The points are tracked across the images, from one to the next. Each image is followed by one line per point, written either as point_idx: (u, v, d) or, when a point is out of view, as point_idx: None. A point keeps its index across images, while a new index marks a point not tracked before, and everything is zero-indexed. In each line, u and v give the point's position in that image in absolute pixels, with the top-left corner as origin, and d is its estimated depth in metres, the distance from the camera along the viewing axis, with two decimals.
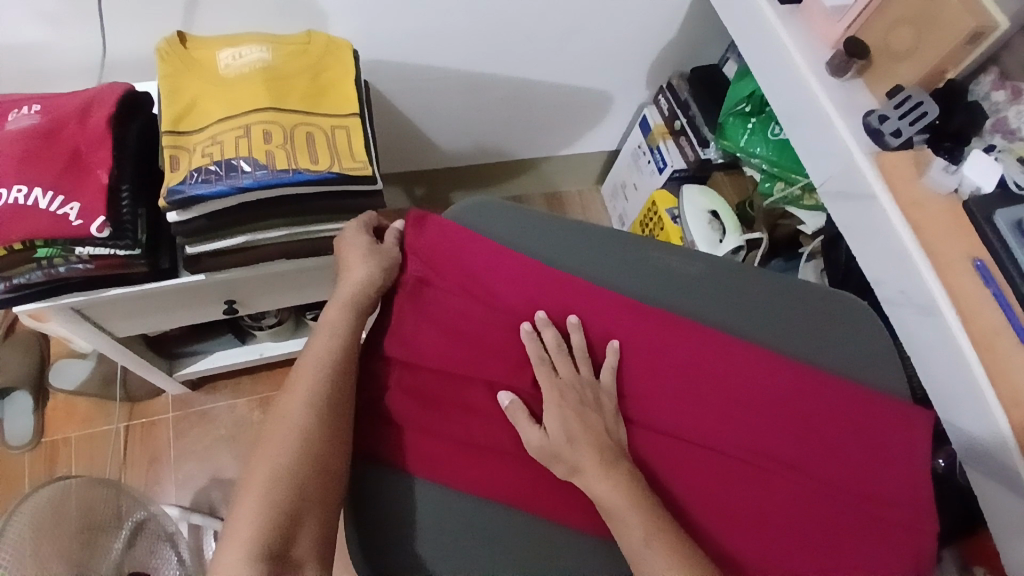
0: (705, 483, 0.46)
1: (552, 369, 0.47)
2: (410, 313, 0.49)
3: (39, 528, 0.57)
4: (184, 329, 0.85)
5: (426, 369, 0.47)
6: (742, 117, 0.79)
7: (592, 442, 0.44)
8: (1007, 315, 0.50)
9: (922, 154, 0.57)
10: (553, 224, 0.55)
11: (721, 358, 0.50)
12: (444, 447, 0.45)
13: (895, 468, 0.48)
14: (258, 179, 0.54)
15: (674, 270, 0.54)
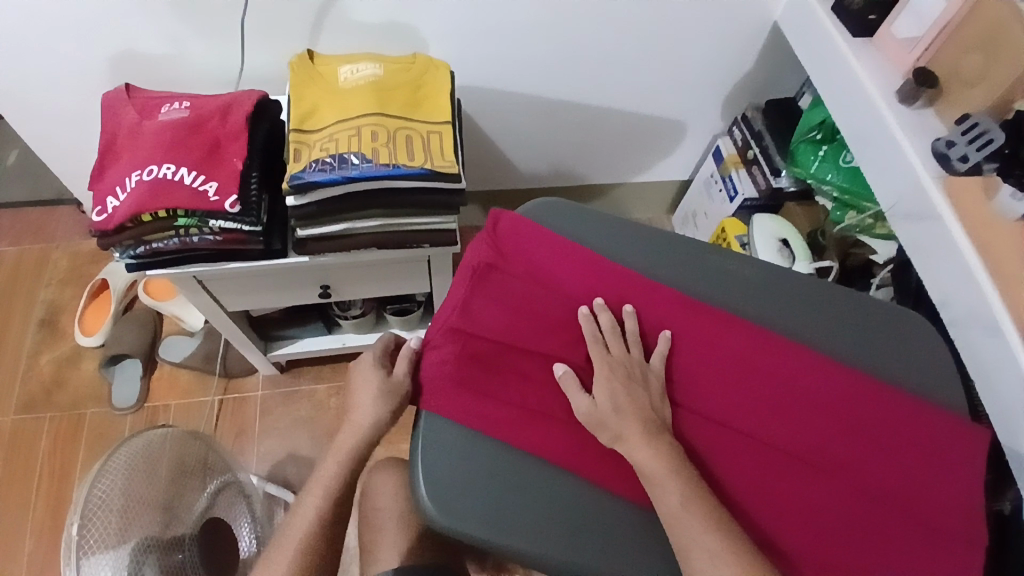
0: (749, 470, 0.49)
1: (604, 349, 0.51)
2: (480, 294, 0.54)
3: (129, 482, 0.56)
4: (285, 313, 0.94)
5: (488, 339, 0.53)
6: (814, 144, 0.82)
7: (637, 414, 0.48)
8: None
9: (991, 180, 0.57)
10: (619, 225, 0.60)
11: (777, 356, 0.52)
12: (502, 411, 0.50)
13: (944, 482, 0.49)
14: (363, 172, 0.62)
15: (732, 274, 0.57)
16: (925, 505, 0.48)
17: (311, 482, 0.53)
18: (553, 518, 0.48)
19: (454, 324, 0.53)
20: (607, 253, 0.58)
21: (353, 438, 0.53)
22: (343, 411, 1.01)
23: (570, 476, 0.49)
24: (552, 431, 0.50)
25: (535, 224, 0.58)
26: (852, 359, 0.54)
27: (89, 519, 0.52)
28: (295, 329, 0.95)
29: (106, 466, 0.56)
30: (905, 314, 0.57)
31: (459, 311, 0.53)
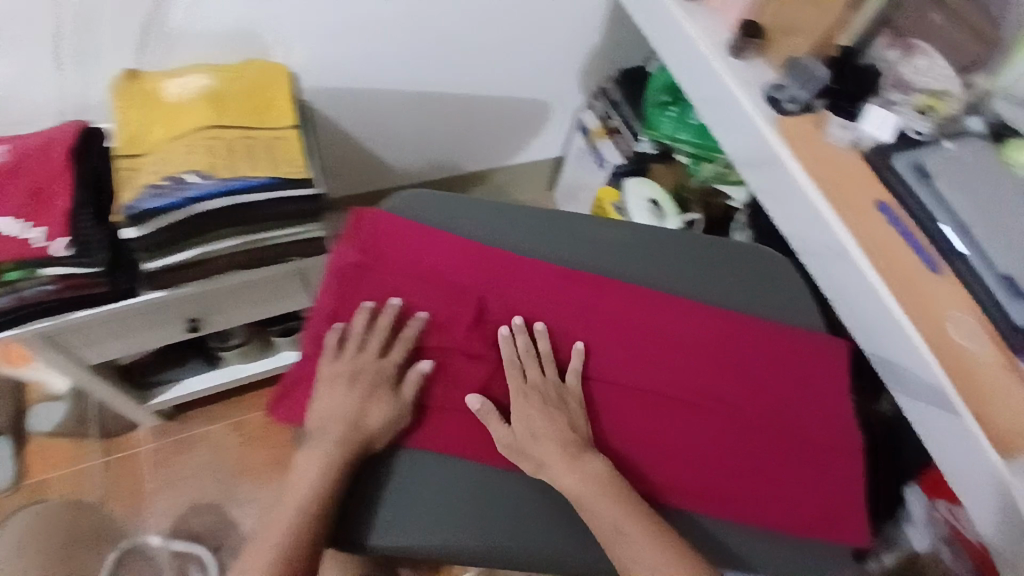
0: (637, 422, 0.51)
1: (521, 375, 0.51)
2: (349, 299, 0.54)
3: None
4: (155, 355, 0.86)
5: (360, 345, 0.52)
6: (662, 105, 0.86)
7: (556, 438, 0.48)
8: (918, 254, 0.54)
9: (823, 115, 0.62)
10: (484, 206, 0.59)
11: (651, 312, 0.54)
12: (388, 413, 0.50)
13: (813, 398, 0.53)
14: (204, 192, 0.59)
15: (599, 239, 0.59)
16: (806, 428, 0.52)
17: (287, 491, 0.46)
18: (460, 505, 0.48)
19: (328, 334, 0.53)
20: (476, 235, 0.58)
21: (341, 426, 0.48)
22: (248, 446, 0.95)
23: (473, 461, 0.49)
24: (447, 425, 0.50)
25: (400, 218, 0.56)
26: (719, 299, 0.57)
27: None
28: (169, 373, 0.87)
29: None
30: (763, 252, 0.60)
31: (330, 319, 0.54)
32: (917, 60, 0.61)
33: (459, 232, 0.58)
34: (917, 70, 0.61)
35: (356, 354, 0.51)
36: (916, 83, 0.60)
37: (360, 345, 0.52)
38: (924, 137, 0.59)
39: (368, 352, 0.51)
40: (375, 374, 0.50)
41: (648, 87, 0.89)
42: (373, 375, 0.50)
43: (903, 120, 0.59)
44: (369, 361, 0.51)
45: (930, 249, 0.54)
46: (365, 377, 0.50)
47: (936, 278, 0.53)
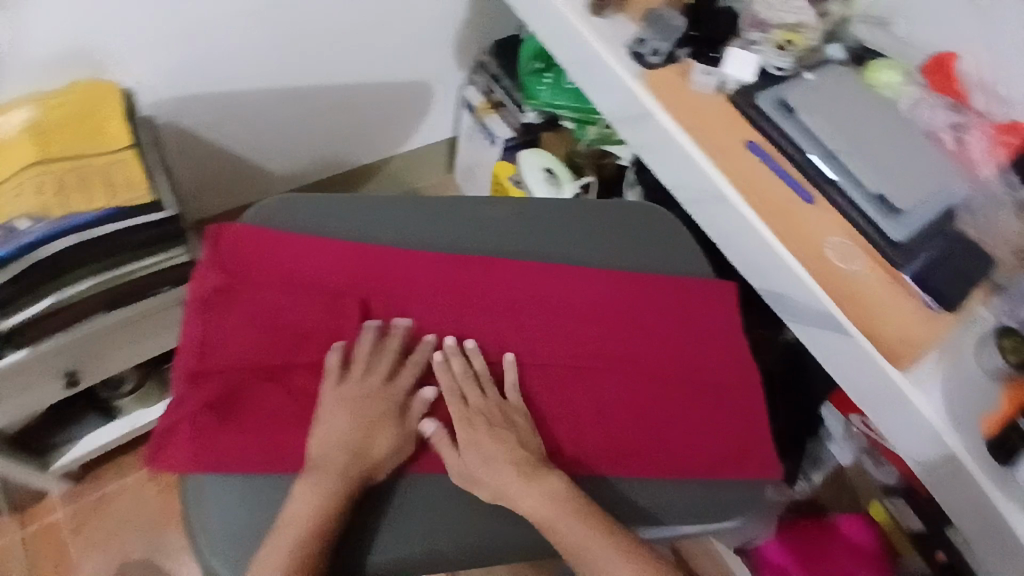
0: (542, 396, 0.52)
1: (462, 399, 0.51)
2: (211, 321, 0.52)
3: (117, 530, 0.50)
4: (45, 422, 0.80)
5: (224, 367, 0.50)
6: (537, 73, 0.89)
7: (510, 456, 0.48)
8: (788, 185, 0.57)
9: (687, 64, 0.64)
10: (371, 202, 0.59)
11: (550, 289, 0.57)
12: (257, 439, 0.48)
13: (708, 344, 0.57)
14: (52, 246, 0.58)
15: (488, 216, 0.60)
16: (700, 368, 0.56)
17: (284, 526, 0.44)
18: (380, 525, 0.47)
19: (192, 367, 0.50)
20: (354, 235, 0.58)
21: (357, 457, 0.47)
22: (177, 486, 0.91)
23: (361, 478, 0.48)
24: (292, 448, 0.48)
25: (269, 233, 0.56)
26: (609, 258, 0.60)
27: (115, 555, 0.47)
28: (70, 434, 0.82)
29: None
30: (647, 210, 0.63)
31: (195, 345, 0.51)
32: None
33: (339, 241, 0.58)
34: None
35: (368, 370, 0.51)
36: (770, 17, 0.63)
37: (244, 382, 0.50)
38: (783, 71, 0.63)
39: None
40: (364, 397, 0.50)
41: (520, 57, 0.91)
42: (365, 398, 0.50)
43: (761, 57, 0.62)
44: (257, 407, 0.50)
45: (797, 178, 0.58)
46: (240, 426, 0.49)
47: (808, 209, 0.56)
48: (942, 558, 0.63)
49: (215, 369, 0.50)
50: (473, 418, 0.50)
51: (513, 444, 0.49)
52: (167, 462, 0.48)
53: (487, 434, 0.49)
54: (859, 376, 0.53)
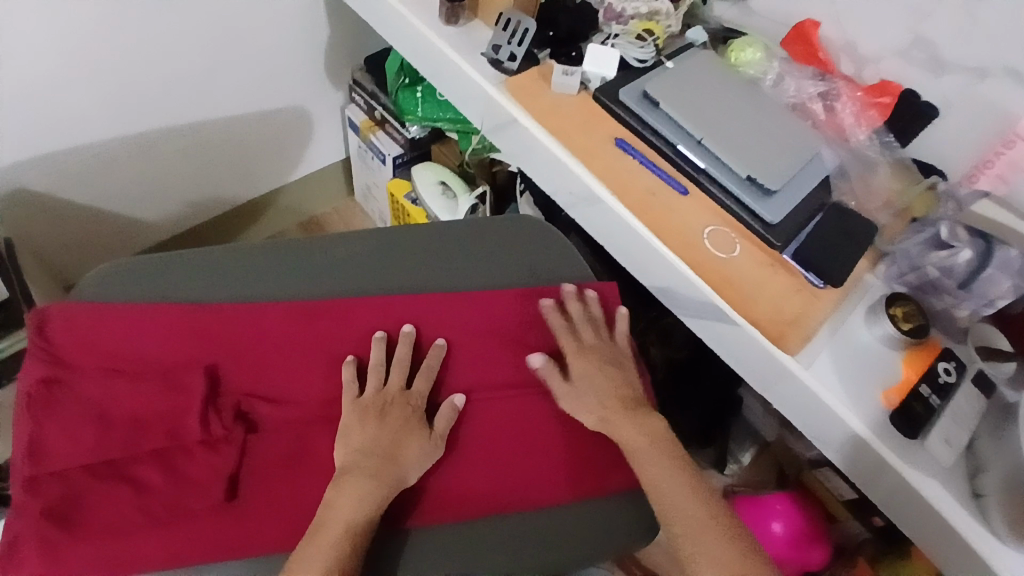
0: (483, 427, 0.67)
1: (575, 335, 0.71)
2: (43, 410, 0.58)
3: (360, 435, 0.61)
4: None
5: (53, 462, 0.56)
6: (640, 101, 0.83)
7: (614, 391, 0.67)
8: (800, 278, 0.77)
9: (768, 176, 0.78)
10: (412, 240, 0.76)
11: (505, 338, 0.72)
12: (101, 515, 0.55)
13: None
14: (125, 288, 0.67)
15: (508, 261, 0.77)
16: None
17: (330, 510, 0.56)
18: (437, 542, 0.62)
19: (27, 472, 0.56)
20: (381, 280, 0.73)
21: (383, 460, 0.60)
22: None
23: (173, 566, 0.55)
24: (259, 514, 0.58)
25: (93, 313, 0.63)
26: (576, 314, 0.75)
27: (360, 458, 0.60)
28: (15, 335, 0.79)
29: (352, 434, 0.61)
30: (606, 285, 0.77)
31: (26, 439, 0.57)
32: (839, 111, 0.86)
33: (345, 292, 0.72)
34: (842, 120, 0.86)
35: (403, 392, 0.65)
36: (850, 136, 0.86)
37: (370, 376, 0.65)
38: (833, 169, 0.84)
39: (393, 386, 0.65)
40: (376, 411, 0.63)
41: (618, 79, 0.85)
42: (411, 408, 0.64)
43: (824, 164, 0.83)
44: (396, 395, 0.64)
45: (801, 271, 0.78)
46: (395, 410, 0.63)
47: (775, 308, 0.75)
48: (878, 521, 0.97)
49: (380, 362, 0.66)
50: (574, 351, 0.70)
51: (619, 382, 0.68)
52: None
53: (596, 367, 0.69)
54: (801, 414, 0.76)
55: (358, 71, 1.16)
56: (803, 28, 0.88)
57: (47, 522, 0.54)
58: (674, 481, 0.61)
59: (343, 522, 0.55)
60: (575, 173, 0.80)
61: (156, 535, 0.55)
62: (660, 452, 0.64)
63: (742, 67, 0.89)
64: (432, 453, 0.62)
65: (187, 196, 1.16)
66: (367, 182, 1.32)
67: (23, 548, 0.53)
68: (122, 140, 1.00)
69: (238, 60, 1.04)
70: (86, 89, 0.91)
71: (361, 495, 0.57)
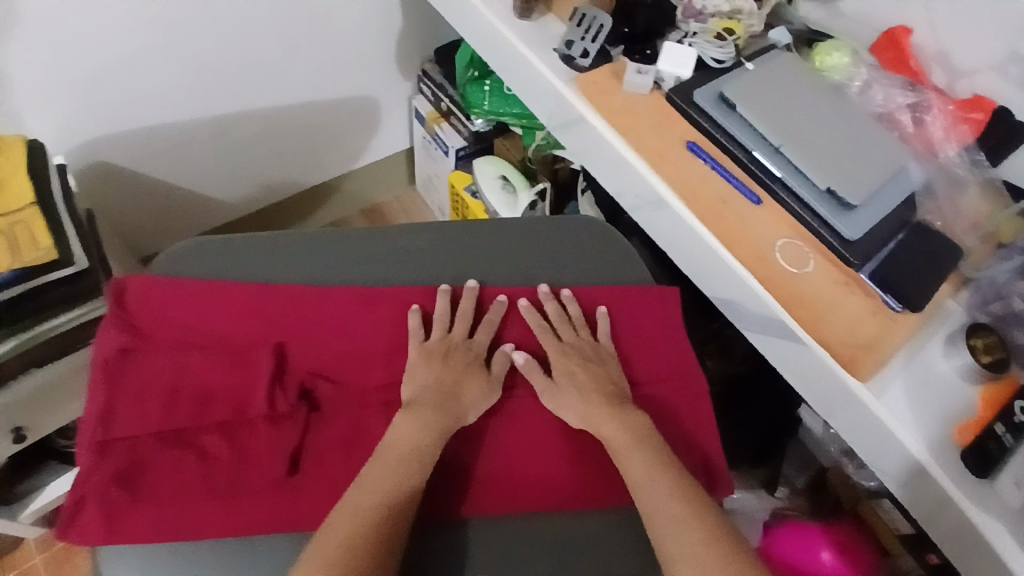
0: (534, 422, 0.66)
1: (553, 335, 0.69)
2: (117, 377, 0.61)
3: (422, 375, 0.64)
4: (68, 292, 0.77)
5: (123, 427, 0.59)
6: (717, 103, 0.80)
7: (597, 391, 0.65)
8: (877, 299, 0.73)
9: (847, 186, 0.74)
10: (472, 234, 0.76)
11: None
12: (164, 482, 0.57)
13: (689, 404, 0.69)
14: (198, 265, 0.70)
15: (568, 261, 0.76)
16: (687, 445, 0.67)
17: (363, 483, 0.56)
18: (478, 541, 0.61)
19: (99, 436, 0.58)
20: (440, 272, 0.73)
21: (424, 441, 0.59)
22: None
23: (232, 535, 0.56)
24: (315, 494, 0.58)
25: (168, 288, 0.66)
26: (637, 318, 0.72)
27: (422, 395, 0.62)
28: (92, 302, 0.80)
29: (414, 372, 0.64)
30: (668, 290, 0.74)
31: (102, 403, 0.59)
32: (929, 123, 0.81)
33: (404, 282, 0.72)
34: (930, 131, 0.80)
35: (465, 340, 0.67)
36: (939, 152, 0.80)
37: (435, 325, 0.68)
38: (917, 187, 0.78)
39: (456, 333, 0.67)
40: (439, 354, 0.66)
41: (694, 80, 0.82)
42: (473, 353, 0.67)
43: (910, 180, 0.78)
44: (459, 342, 0.67)
45: (876, 291, 0.73)
46: (458, 355, 0.66)
47: (844, 329, 0.71)
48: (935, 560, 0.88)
49: (445, 312, 0.68)
50: (553, 347, 0.68)
51: (602, 381, 0.66)
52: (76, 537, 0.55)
53: (576, 365, 0.67)
54: (865, 443, 0.72)
55: (428, 62, 1.17)
56: (894, 35, 0.83)
57: (114, 485, 0.56)
58: (660, 483, 0.58)
59: (377, 500, 0.55)
60: (641, 176, 0.78)
61: (214, 506, 0.57)
62: (644, 452, 0.60)
63: (826, 71, 0.85)
64: (490, 395, 0.65)
65: (257, 177, 1.20)
66: (429, 172, 1.33)
67: (91, 508, 0.56)
68: (198, 124, 1.04)
69: (309, 50, 1.06)
70: (168, 70, 0.95)
71: (407, 460, 0.58)
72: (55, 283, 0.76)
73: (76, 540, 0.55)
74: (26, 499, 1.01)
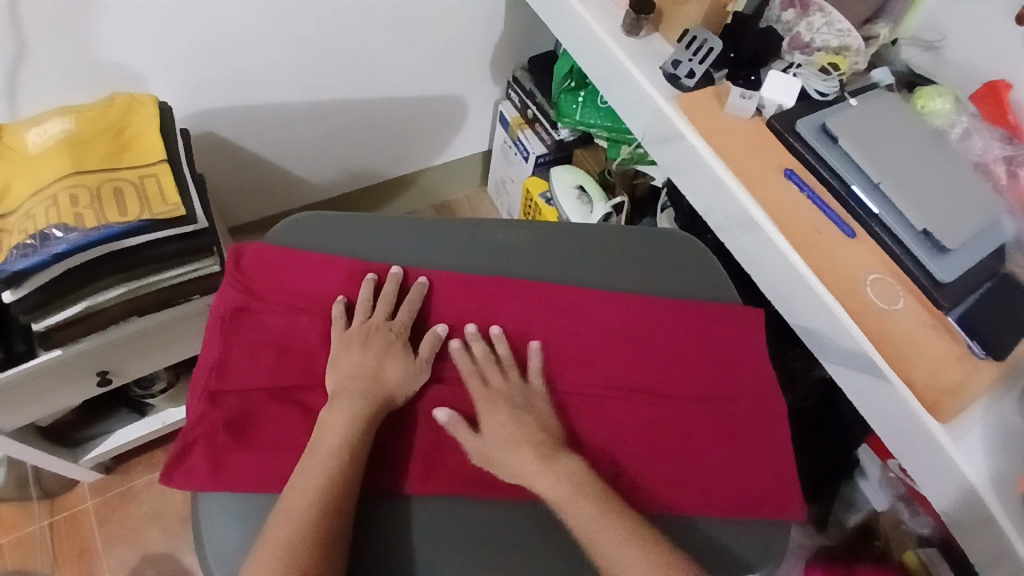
0: (616, 424, 0.67)
1: (499, 376, 0.67)
2: (232, 335, 0.65)
3: (350, 351, 0.65)
4: (182, 248, 0.82)
5: (236, 382, 0.63)
6: (821, 135, 0.81)
7: (529, 443, 0.62)
8: (967, 345, 0.72)
9: (942, 231, 0.74)
10: (566, 236, 0.78)
11: (652, 339, 0.72)
12: (266, 438, 0.61)
13: (767, 427, 0.69)
14: (309, 237, 0.74)
15: (657, 272, 0.77)
16: (746, 472, 0.66)
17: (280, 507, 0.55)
18: (549, 535, 0.62)
19: (212, 387, 0.62)
20: (534, 269, 0.75)
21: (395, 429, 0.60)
22: None
23: None
24: None
25: (280, 254, 0.70)
26: (723, 336, 0.73)
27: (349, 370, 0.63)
28: (199, 260, 0.85)
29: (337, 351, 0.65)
30: (752, 311, 0.75)
31: (218, 359, 0.64)
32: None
33: (500, 274, 0.74)
34: None
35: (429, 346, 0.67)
36: None
37: (377, 303, 0.68)
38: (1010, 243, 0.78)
39: (378, 316, 0.68)
40: (365, 332, 0.66)
41: (796, 110, 0.84)
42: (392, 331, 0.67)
43: (1006, 232, 0.78)
44: (380, 324, 0.67)
45: (965, 339, 0.73)
46: (377, 338, 0.66)
47: (928, 372, 0.70)
48: None
49: (367, 299, 0.68)
50: (480, 397, 0.65)
51: (531, 431, 0.63)
52: (180, 479, 0.59)
53: (505, 415, 0.64)
54: (938, 489, 0.71)
55: (520, 69, 1.21)
56: (996, 89, 0.84)
57: (223, 432, 0.61)
58: (628, 556, 0.55)
59: (288, 527, 0.53)
60: (736, 198, 0.79)
61: None
62: (605, 519, 0.57)
63: (928, 115, 0.85)
64: (416, 374, 0.66)
65: (340, 164, 1.24)
66: (503, 175, 1.36)
67: (199, 451, 0.60)
68: (302, 107, 1.09)
69: (413, 47, 1.10)
70: (277, 54, 0.99)
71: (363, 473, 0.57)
72: (173, 239, 0.81)
73: (179, 483, 0.59)
74: (92, 441, 1.08)
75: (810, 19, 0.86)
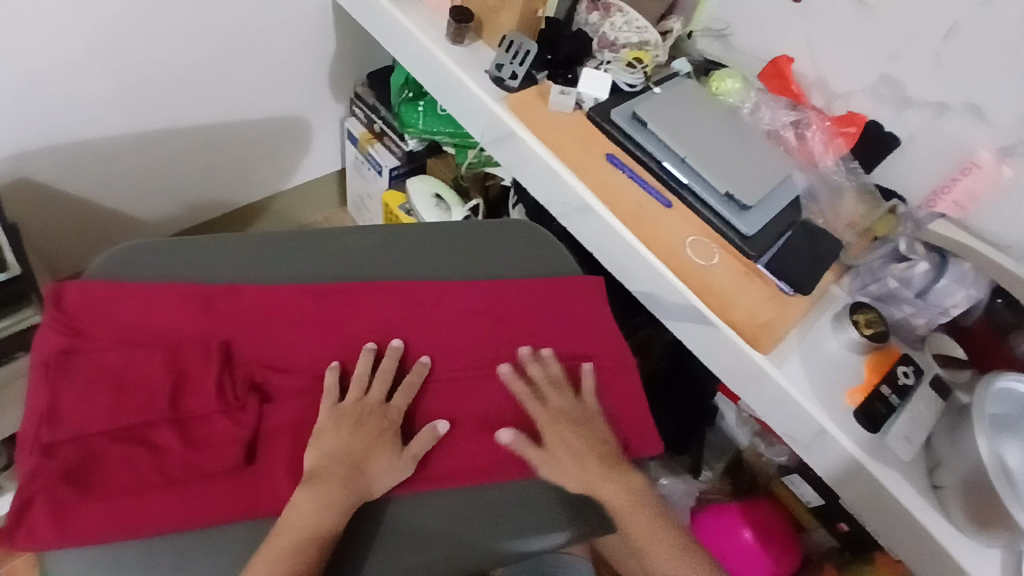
0: (480, 404, 0.69)
1: (542, 398, 0.69)
2: (60, 380, 0.61)
3: (332, 433, 0.62)
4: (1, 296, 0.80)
5: (72, 427, 0.59)
6: (633, 120, 0.90)
7: (597, 454, 0.67)
8: (776, 284, 0.84)
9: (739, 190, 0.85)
10: (411, 235, 0.80)
11: (503, 318, 0.75)
12: (114, 480, 0.58)
13: (619, 382, 0.75)
14: (138, 269, 0.71)
15: (502, 256, 0.81)
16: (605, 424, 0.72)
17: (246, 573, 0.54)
18: (444, 521, 0.63)
19: (45, 439, 0.58)
20: (383, 269, 0.76)
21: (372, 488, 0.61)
22: None
23: (185, 527, 0.57)
24: (272, 481, 0.60)
25: (105, 291, 0.67)
26: (569, 306, 0.78)
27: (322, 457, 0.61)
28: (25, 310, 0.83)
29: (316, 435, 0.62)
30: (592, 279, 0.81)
31: (47, 408, 0.59)
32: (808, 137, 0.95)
33: (349, 279, 0.75)
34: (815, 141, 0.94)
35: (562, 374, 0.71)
36: (819, 163, 0.94)
37: (351, 385, 0.66)
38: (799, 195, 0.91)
39: (372, 397, 0.66)
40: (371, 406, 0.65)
41: (610, 101, 0.93)
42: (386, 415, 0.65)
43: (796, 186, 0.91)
44: (374, 407, 0.65)
45: (773, 280, 0.84)
46: (370, 421, 0.64)
47: (748, 315, 0.81)
48: (843, 526, 1.00)
49: (365, 374, 0.67)
50: (544, 416, 0.68)
51: (597, 443, 0.68)
52: (24, 541, 0.55)
53: (573, 431, 0.68)
54: (777, 413, 0.81)
55: (360, 85, 1.22)
56: (779, 64, 0.97)
57: (63, 482, 0.57)
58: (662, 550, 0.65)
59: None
60: (569, 185, 0.86)
61: (169, 498, 0.57)
62: (642, 518, 0.66)
63: (722, 96, 0.98)
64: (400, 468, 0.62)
65: (184, 197, 1.19)
66: (361, 192, 1.36)
67: (40, 506, 0.56)
68: (130, 138, 1.04)
69: (246, 67, 1.08)
70: (92, 85, 0.94)
71: (326, 501, 0.58)
72: None
73: (23, 545, 0.55)
74: None
75: (612, 19, 0.97)
